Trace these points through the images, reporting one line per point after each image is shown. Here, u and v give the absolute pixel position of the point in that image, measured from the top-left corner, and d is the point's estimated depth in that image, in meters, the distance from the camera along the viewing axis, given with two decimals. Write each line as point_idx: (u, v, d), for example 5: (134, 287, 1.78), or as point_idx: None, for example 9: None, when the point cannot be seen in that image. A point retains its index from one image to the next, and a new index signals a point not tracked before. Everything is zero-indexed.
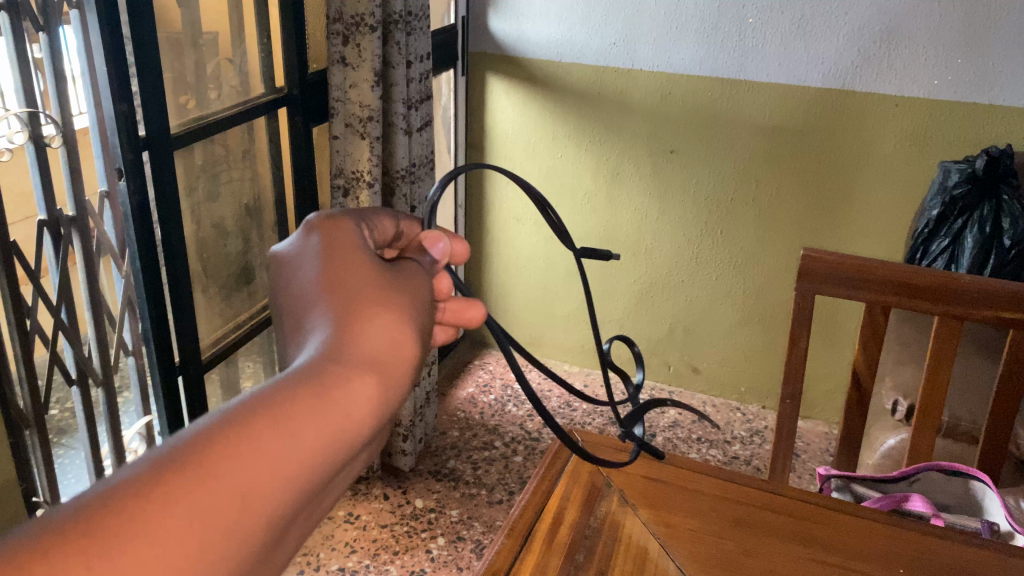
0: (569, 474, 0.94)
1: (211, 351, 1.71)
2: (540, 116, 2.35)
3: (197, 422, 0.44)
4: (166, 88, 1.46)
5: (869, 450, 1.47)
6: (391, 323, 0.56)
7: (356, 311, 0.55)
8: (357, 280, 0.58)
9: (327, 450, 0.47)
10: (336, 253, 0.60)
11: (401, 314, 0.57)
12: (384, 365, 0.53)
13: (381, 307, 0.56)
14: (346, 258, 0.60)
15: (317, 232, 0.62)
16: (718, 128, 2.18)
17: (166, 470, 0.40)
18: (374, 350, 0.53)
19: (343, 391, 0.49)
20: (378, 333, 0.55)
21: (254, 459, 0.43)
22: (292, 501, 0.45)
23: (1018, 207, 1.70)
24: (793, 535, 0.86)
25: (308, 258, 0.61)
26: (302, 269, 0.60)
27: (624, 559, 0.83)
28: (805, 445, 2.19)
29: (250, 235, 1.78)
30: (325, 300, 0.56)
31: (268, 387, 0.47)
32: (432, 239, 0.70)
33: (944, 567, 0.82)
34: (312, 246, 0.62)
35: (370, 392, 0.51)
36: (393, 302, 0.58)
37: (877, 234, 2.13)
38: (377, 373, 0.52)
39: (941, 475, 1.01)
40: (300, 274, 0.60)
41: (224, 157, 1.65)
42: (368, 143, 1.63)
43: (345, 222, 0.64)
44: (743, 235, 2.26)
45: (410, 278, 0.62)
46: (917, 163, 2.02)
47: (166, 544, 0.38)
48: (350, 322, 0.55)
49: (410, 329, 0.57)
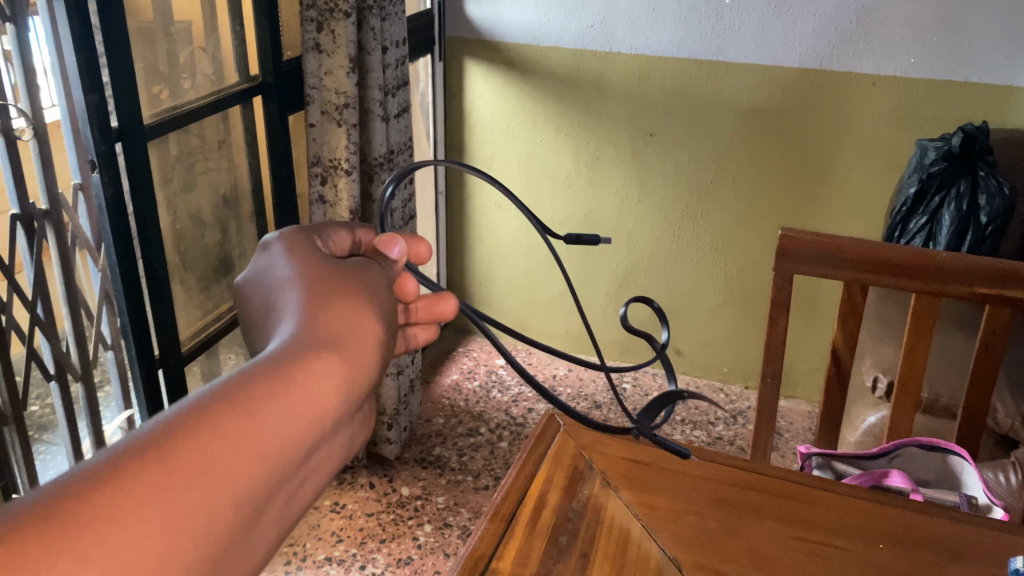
0: (551, 458, 0.94)
1: (191, 344, 1.69)
2: (520, 100, 2.34)
3: (169, 410, 0.47)
4: (139, 78, 1.44)
5: (851, 428, 1.48)
6: (358, 315, 0.60)
7: (321, 311, 0.59)
8: (325, 279, 0.62)
9: (290, 435, 0.50)
10: (301, 263, 0.64)
11: (367, 310, 0.62)
12: (353, 352, 0.57)
13: (343, 308, 0.60)
14: (314, 264, 0.64)
15: (281, 246, 0.66)
16: (697, 111, 2.18)
17: (136, 451, 0.43)
18: (343, 338, 0.57)
19: (317, 374, 0.53)
20: (345, 323, 0.59)
21: (223, 439, 0.46)
22: (258, 481, 0.47)
23: (993, 183, 1.71)
24: (775, 514, 0.87)
25: (274, 267, 0.64)
26: (268, 278, 0.63)
27: (607, 540, 0.84)
28: (788, 424, 2.20)
29: (228, 227, 1.77)
30: (294, 295, 0.60)
31: (245, 373, 0.51)
32: (387, 243, 0.71)
33: (924, 543, 0.83)
34: (276, 257, 0.65)
35: (333, 382, 0.54)
36: (355, 301, 0.61)
37: (855, 214, 2.14)
38: (341, 364, 0.55)
39: (920, 451, 1.02)
40: (267, 283, 0.63)
41: (200, 147, 1.63)
42: (345, 130, 1.62)
43: (305, 237, 0.68)
44: (724, 217, 2.26)
45: (372, 280, 0.66)
46: (895, 142, 2.03)
47: (134, 521, 0.40)
48: (313, 320, 0.58)
49: (374, 324, 0.61)
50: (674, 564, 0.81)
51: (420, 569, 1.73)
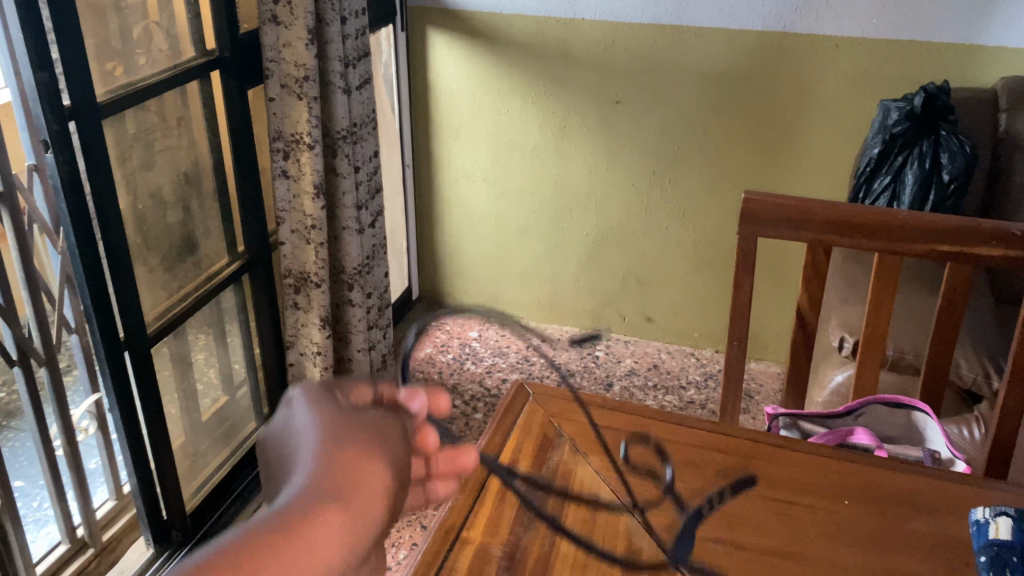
0: (520, 427, 0.95)
1: (157, 325, 1.61)
2: (485, 71, 2.31)
3: None
4: (90, 54, 1.41)
5: (818, 387, 1.50)
6: (378, 475, 0.47)
7: (331, 462, 0.46)
8: (344, 428, 0.49)
9: None
10: (320, 404, 0.51)
11: (387, 465, 0.48)
12: (366, 524, 0.44)
13: (359, 461, 0.47)
14: (333, 410, 0.51)
15: (302, 390, 0.53)
16: (663, 77, 2.17)
17: None
18: (355, 510, 0.44)
19: (311, 551, 0.41)
20: (360, 484, 0.46)
21: None
22: None
23: (955, 142, 1.73)
24: (742, 474, 0.88)
25: (289, 412, 0.52)
26: (283, 425, 0.51)
27: (578, 504, 0.84)
28: (758, 386, 2.23)
29: (190, 204, 1.72)
30: (306, 444, 0.48)
31: (215, 567, 0.38)
32: (409, 396, 0.59)
33: (887, 497, 0.84)
34: (296, 402, 0.52)
35: (329, 563, 0.41)
36: (372, 451, 0.48)
37: (821, 176, 2.15)
38: (345, 536, 0.43)
39: (885, 408, 1.04)
40: (280, 431, 0.51)
41: (158, 124, 1.59)
42: (305, 103, 1.59)
43: (336, 383, 0.55)
44: (692, 183, 2.26)
45: (399, 426, 0.53)
46: (859, 104, 2.04)
47: None
48: (317, 478, 0.45)
49: (390, 477, 0.48)
50: (643, 526, 0.81)
51: (398, 542, 1.73)
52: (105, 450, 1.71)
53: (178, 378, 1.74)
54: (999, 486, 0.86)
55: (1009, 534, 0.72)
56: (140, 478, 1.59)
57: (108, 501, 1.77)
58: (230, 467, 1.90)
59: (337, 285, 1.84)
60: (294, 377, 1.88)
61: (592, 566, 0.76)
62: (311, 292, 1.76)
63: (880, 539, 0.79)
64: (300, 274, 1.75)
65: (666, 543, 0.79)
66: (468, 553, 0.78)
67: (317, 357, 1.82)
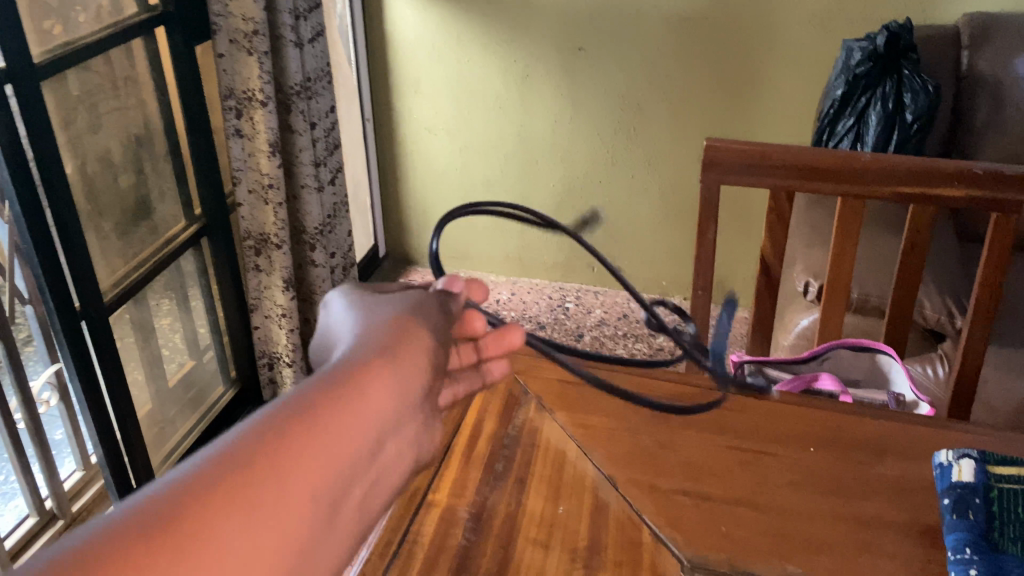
0: (486, 387, 0.94)
1: (114, 293, 1.55)
2: (443, 20, 2.24)
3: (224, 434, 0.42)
4: (23, 11, 1.33)
5: (784, 331, 1.50)
6: (422, 340, 0.52)
7: (373, 325, 0.52)
8: (381, 302, 0.56)
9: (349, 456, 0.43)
10: (354, 295, 0.58)
11: (426, 321, 0.54)
12: (415, 365, 0.50)
13: (402, 320, 0.53)
14: (372, 297, 0.57)
15: (336, 290, 0.60)
16: (625, 21, 2.12)
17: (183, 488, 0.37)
18: (408, 363, 0.50)
19: (375, 381, 0.47)
20: (405, 347, 0.50)
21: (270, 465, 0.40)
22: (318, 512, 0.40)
23: (918, 82, 1.72)
24: (709, 425, 0.87)
25: (331, 308, 0.58)
26: (329, 317, 0.57)
27: (544, 462, 0.83)
28: (726, 331, 2.23)
29: (143, 168, 1.66)
30: (352, 319, 0.54)
31: (298, 405, 0.43)
32: (450, 282, 0.62)
33: (853, 444, 0.84)
34: (333, 300, 0.59)
35: (392, 391, 0.47)
36: (409, 312, 0.54)
37: (785, 120, 2.14)
38: (400, 372, 0.49)
39: (850, 352, 1.04)
40: (329, 322, 0.57)
41: (102, 84, 1.53)
42: (256, 59, 1.53)
43: (361, 283, 0.61)
44: (657, 130, 2.24)
45: (429, 295, 0.59)
46: (822, 45, 2.02)
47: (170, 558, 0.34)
48: (365, 334, 0.51)
49: (431, 332, 0.53)
50: (609, 481, 0.81)
51: None
52: (70, 420, 1.67)
53: (141, 345, 1.70)
54: (962, 428, 0.86)
55: (971, 475, 0.72)
56: (106, 448, 1.57)
57: (75, 472, 1.73)
58: (200, 433, 1.84)
59: (298, 246, 1.80)
60: (259, 340, 1.85)
61: (560, 524, 0.75)
62: (271, 253, 1.72)
63: (846, 485, 0.79)
64: (259, 236, 1.71)
65: (634, 499, 0.78)
66: (434, 517, 0.76)
67: (281, 320, 1.79)
